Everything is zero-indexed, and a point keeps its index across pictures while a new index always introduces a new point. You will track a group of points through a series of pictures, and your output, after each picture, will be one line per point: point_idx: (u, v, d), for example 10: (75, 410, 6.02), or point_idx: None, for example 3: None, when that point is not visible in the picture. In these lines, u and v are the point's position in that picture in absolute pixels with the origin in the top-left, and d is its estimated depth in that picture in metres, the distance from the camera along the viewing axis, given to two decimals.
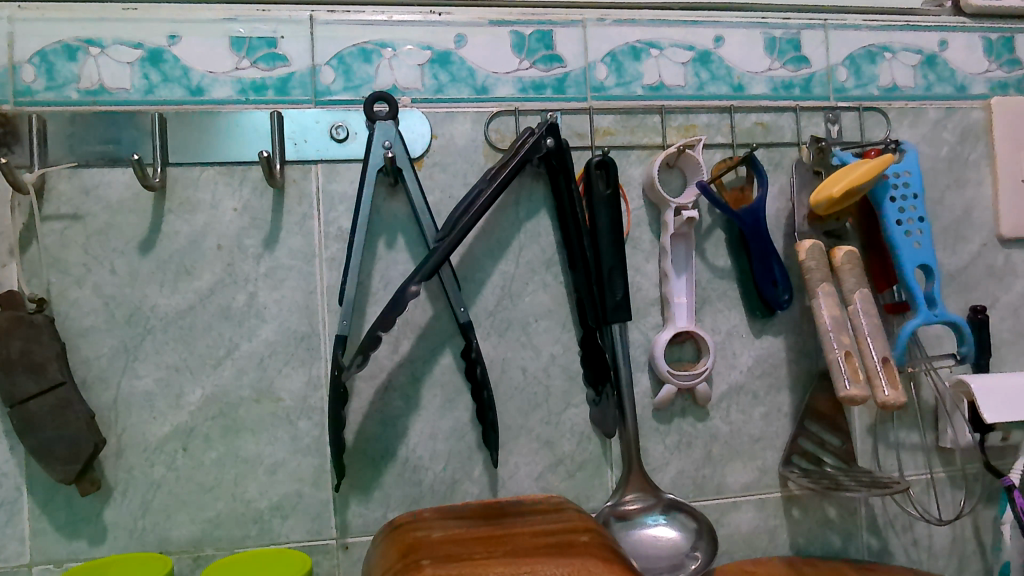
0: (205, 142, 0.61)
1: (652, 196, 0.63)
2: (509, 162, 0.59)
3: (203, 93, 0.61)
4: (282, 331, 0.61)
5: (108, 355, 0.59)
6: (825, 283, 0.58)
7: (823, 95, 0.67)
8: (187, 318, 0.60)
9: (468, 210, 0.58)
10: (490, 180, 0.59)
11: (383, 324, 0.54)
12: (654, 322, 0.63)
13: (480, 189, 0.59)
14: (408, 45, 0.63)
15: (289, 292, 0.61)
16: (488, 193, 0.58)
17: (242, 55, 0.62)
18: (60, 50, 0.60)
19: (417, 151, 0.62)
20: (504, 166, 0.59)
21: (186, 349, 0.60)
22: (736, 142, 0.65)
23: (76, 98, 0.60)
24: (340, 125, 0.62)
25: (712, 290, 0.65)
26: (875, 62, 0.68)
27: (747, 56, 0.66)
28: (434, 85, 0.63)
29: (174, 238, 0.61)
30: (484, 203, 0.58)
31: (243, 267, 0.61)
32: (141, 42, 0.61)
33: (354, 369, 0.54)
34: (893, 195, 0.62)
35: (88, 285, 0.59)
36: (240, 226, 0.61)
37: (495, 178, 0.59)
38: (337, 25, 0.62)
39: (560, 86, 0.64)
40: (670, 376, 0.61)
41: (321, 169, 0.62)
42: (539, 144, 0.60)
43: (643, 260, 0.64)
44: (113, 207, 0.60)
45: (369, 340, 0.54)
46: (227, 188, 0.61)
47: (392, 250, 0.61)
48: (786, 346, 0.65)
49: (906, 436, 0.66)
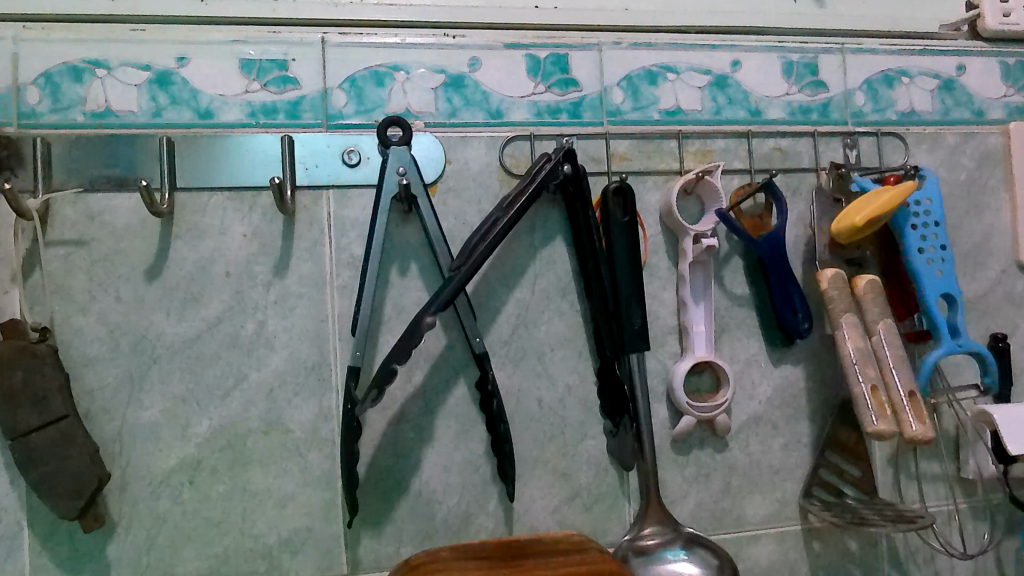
0: (214, 167, 0.59)
1: (670, 223, 0.62)
2: (524, 189, 0.58)
3: (213, 117, 0.60)
4: (292, 361, 0.59)
5: (112, 385, 0.58)
6: (847, 313, 0.57)
7: (841, 120, 0.66)
8: (194, 347, 0.59)
9: (484, 238, 0.56)
10: (504, 207, 0.58)
11: (399, 356, 0.53)
12: (672, 352, 0.62)
13: (496, 217, 0.57)
14: (421, 68, 0.62)
15: (300, 319, 0.60)
16: (505, 220, 0.57)
17: (252, 77, 0.60)
18: (66, 71, 0.59)
19: (430, 176, 0.60)
20: (521, 193, 0.58)
21: (193, 379, 0.58)
22: (754, 167, 0.64)
23: (82, 121, 0.59)
24: (352, 150, 0.61)
25: (730, 318, 0.63)
26: (892, 87, 0.67)
27: (764, 80, 0.65)
28: (448, 109, 0.61)
29: (181, 264, 0.59)
30: (501, 231, 0.56)
31: (252, 295, 0.59)
32: (149, 64, 0.60)
33: (369, 403, 0.53)
34: (914, 222, 0.61)
35: (93, 312, 0.58)
36: (249, 252, 0.60)
37: (510, 206, 0.57)
38: (350, 48, 0.61)
39: (576, 111, 0.63)
40: (689, 407, 0.60)
41: (332, 195, 0.60)
42: (556, 171, 0.59)
43: (661, 288, 0.62)
44: (119, 232, 0.59)
45: (386, 373, 0.53)
46: (236, 214, 0.60)
47: (405, 278, 0.60)
48: (806, 375, 0.64)
49: (927, 466, 0.65)
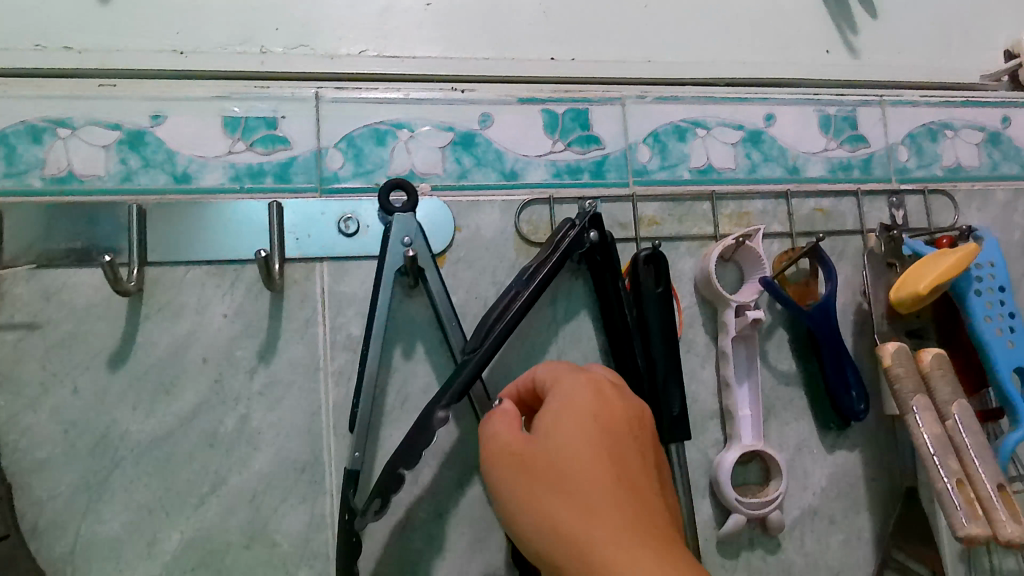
0: (192, 238, 0.52)
1: (708, 292, 0.55)
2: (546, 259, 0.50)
3: (191, 181, 0.53)
4: (279, 460, 0.51)
5: (67, 494, 0.49)
6: (918, 395, 0.50)
7: (885, 177, 0.61)
8: (165, 446, 0.50)
9: (500, 319, 0.48)
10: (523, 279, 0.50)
11: (406, 458, 0.45)
12: (714, 439, 0.55)
13: (513, 292, 0.49)
14: (427, 125, 0.55)
15: (289, 411, 0.52)
16: (525, 296, 0.49)
17: (237, 136, 0.54)
18: (24, 131, 0.52)
19: (438, 246, 0.53)
20: (542, 263, 0.50)
21: (163, 484, 0.50)
22: (795, 231, 0.58)
23: (40, 187, 0.51)
24: (350, 217, 0.54)
25: (776, 398, 0.56)
26: (936, 141, 0.62)
27: (800, 135, 0.60)
28: (457, 171, 0.55)
29: (151, 350, 0.51)
30: (521, 309, 0.49)
31: (233, 384, 0.51)
32: (119, 122, 0.53)
33: (372, 515, 0.45)
34: (978, 288, 0.54)
35: (45, 408, 0.49)
36: (231, 334, 0.52)
37: (530, 279, 0.50)
38: (347, 103, 0.55)
39: (599, 170, 0.57)
40: (738, 504, 0.52)
41: (327, 268, 0.53)
42: (581, 238, 0.52)
43: (699, 366, 0.55)
44: (79, 313, 0.51)
45: (393, 478, 0.45)
46: (216, 290, 0.52)
47: (411, 360, 0.53)
48: (862, 461, 0.57)
49: (1004, 561, 0.58)
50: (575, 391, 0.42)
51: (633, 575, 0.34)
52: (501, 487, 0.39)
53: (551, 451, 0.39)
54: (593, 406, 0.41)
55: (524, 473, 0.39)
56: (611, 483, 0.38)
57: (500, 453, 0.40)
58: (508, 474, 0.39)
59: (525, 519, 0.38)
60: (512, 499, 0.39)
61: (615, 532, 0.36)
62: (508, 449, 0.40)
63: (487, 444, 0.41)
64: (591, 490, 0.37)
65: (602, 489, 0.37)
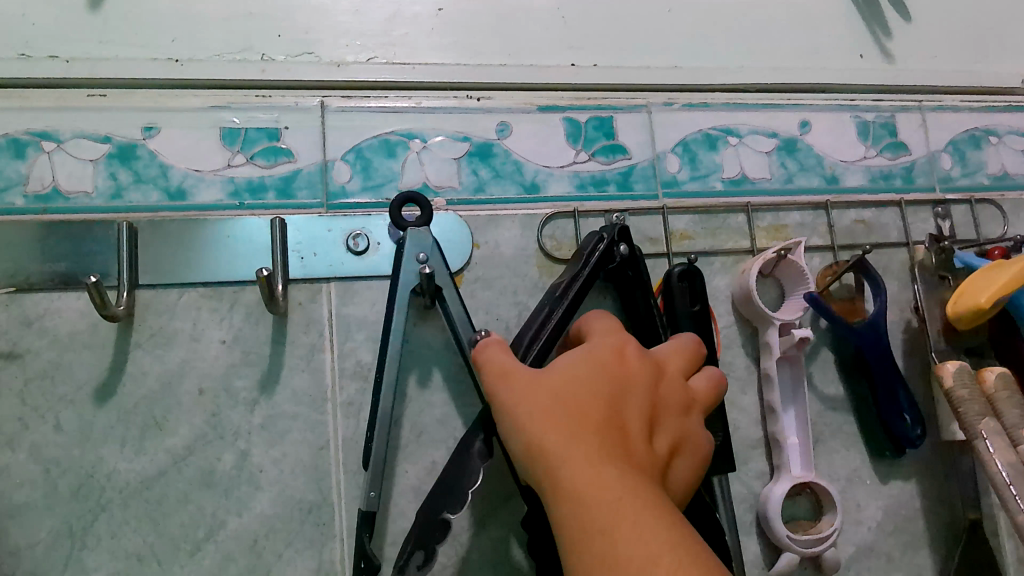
0: (187, 258, 0.48)
1: (746, 312, 0.51)
2: (576, 275, 0.46)
3: (186, 197, 0.49)
4: (283, 501, 0.46)
5: (46, 543, 0.44)
6: (985, 418, 0.45)
7: (928, 186, 0.57)
8: (156, 487, 0.45)
9: (533, 341, 0.43)
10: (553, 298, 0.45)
11: (445, 501, 0.40)
12: (759, 471, 0.50)
13: (544, 312, 0.44)
14: (440, 135, 0.52)
15: (293, 448, 0.47)
16: (557, 316, 0.44)
17: (236, 149, 0.50)
18: (5, 145, 0.48)
19: (455, 263, 0.49)
20: (572, 280, 0.46)
21: (153, 531, 0.45)
22: (837, 244, 0.54)
23: (22, 204, 0.47)
24: (359, 234, 0.49)
25: (824, 425, 0.52)
26: (980, 148, 0.58)
27: (837, 143, 0.56)
28: (473, 183, 0.51)
29: (141, 381, 0.46)
30: (554, 331, 0.44)
31: (232, 418, 0.47)
32: (109, 135, 0.49)
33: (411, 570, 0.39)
34: None
35: (23, 447, 0.45)
36: (229, 363, 0.47)
37: (562, 297, 0.45)
38: (355, 113, 0.51)
39: (625, 182, 0.53)
40: (791, 541, 0.47)
41: (334, 289, 0.49)
42: (610, 252, 0.47)
43: (739, 391, 0.51)
44: (62, 341, 0.46)
45: (435, 524, 0.40)
46: (213, 315, 0.48)
47: (426, 389, 0.48)
48: (920, 493, 0.52)
49: None
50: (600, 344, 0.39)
51: (603, 504, 0.31)
52: (492, 399, 0.37)
53: (557, 381, 0.36)
54: (614, 353, 0.38)
55: (522, 390, 0.36)
56: (602, 420, 0.35)
57: (496, 377, 0.38)
58: (504, 386, 0.37)
59: (508, 424, 0.36)
60: (498, 408, 0.37)
61: (591, 461, 0.33)
62: (509, 370, 0.38)
63: (483, 370, 0.39)
64: (587, 425, 0.34)
65: (590, 421, 0.35)
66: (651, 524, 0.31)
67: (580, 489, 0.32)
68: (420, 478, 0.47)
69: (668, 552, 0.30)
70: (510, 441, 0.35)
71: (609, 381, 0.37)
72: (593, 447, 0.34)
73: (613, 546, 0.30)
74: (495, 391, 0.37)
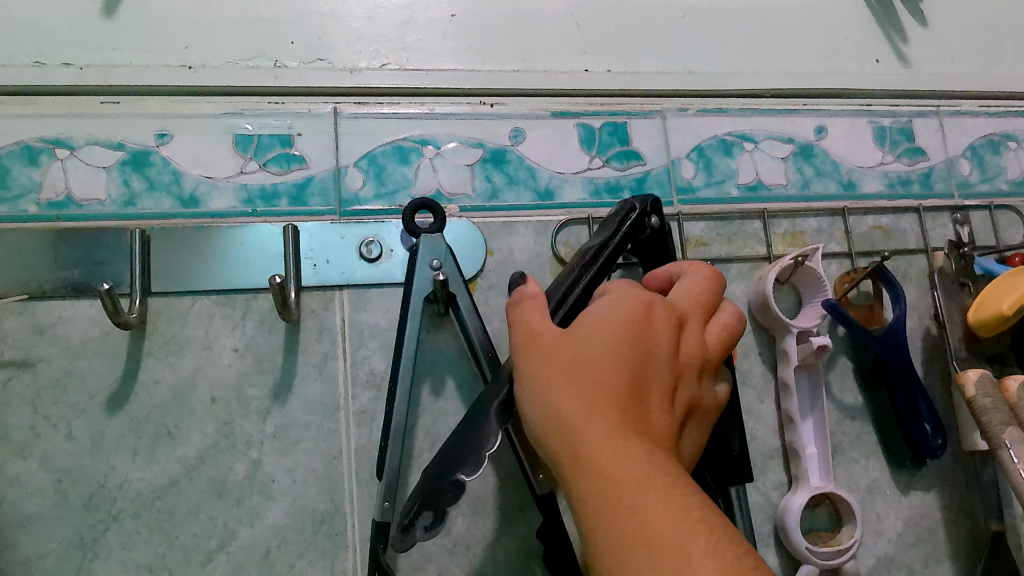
0: (199, 266, 0.47)
1: (763, 319, 0.50)
2: (607, 242, 0.43)
3: (199, 204, 0.48)
4: (295, 511, 0.46)
5: (57, 553, 0.43)
6: (1010, 427, 0.44)
7: (946, 191, 0.56)
8: (167, 497, 0.45)
9: (560, 304, 0.39)
10: (582, 263, 0.41)
11: (464, 461, 0.35)
12: (777, 481, 0.49)
13: (572, 275, 0.41)
14: (453, 141, 0.51)
15: (305, 457, 0.46)
16: (585, 281, 0.41)
17: (249, 155, 0.49)
18: (18, 152, 0.48)
19: (469, 270, 0.48)
20: (602, 247, 0.42)
21: (165, 541, 0.44)
22: (855, 250, 0.53)
23: (35, 212, 0.47)
24: (372, 240, 0.49)
25: (843, 434, 0.51)
26: (999, 153, 0.58)
27: (854, 148, 0.56)
28: (487, 189, 0.51)
29: (154, 389, 0.46)
30: (583, 296, 0.40)
31: (244, 427, 0.46)
32: (122, 142, 0.49)
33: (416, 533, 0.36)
34: None
35: (34, 456, 0.44)
36: (241, 372, 0.47)
37: (591, 263, 0.41)
38: (368, 119, 0.51)
39: (640, 188, 0.52)
40: (810, 553, 0.46)
41: (346, 296, 0.49)
42: (642, 224, 0.44)
43: (757, 400, 0.50)
44: (74, 350, 0.46)
45: (446, 485, 0.35)
46: (225, 323, 0.47)
47: (440, 398, 0.48)
48: (941, 504, 0.51)
49: None
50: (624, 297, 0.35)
51: (630, 482, 0.29)
52: (514, 363, 0.34)
53: (578, 341, 0.33)
54: (642, 306, 0.34)
55: (542, 353, 0.33)
56: (628, 386, 0.31)
57: (521, 338, 0.34)
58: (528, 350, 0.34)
59: (524, 391, 0.33)
60: (520, 371, 0.33)
61: (616, 433, 0.30)
62: (533, 333, 0.34)
63: (513, 331, 0.35)
64: (611, 392, 0.31)
65: (614, 390, 0.31)
66: (680, 506, 0.28)
67: (605, 467, 0.29)
68: None
69: (702, 534, 0.27)
70: (527, 409, 0.32)
71: (636, 341, 0.33)
72: (615, 418, 0.30)
73: (640, 529, 0.27)
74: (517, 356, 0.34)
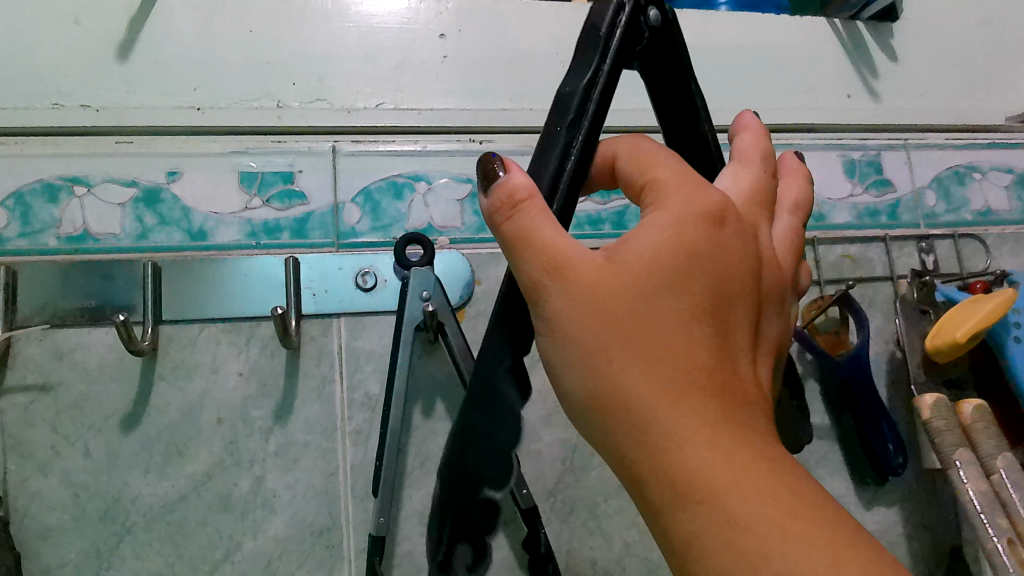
0: (207, 296, 0.51)
1: None
2: (596, 71, 0.30)
3: (207, 237, 0.52)
4: (295, 524, 0.49)
5: (75, 562, 0.47)
6: (960, 448, 0.48)
7: (912, 222, 0.59)
8: (177, 511, 0.49)
9: (551, 187, 0.29)
10: (572, 115, 0.30)
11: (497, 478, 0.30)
12: None
13: (564, 141, 0.29)
14: (444, 177, 0.55)
15: (305, 473, 0.50)
16: (577, 140, 0.29)
17: (253, 192, 0.53)
18: (40, 190, 0.51)
19: (457, 298, 0.52)
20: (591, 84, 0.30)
21: (175, 552, 0.48)
22: (823, 278, 0.56)
23: (56, 245, 0.51)
24: (367, 271, 0.53)
25: (811, 453, 0.54)
26: (965, 184, 0.61)
27: (824, 181, 0.59)
28: (476, 223, 0.54)
29: (165, 411, 0.50)
30: (581, 167, 0.30)
31: (248, 445, 0.50)
32: (136, 180, 0.52)
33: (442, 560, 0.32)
34: (1016, 333, 0.52)
35: (54, 473, 0.48)
36: (245, 394, 0.50)
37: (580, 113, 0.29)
38: (365, 157, 0.55)
39: (620, 221, 0.56)
40: None
41: (344, 324, 0.52)
42: (638, 25, 0.31)
43: None
44: (92, 374, 0.49)
45: (476, 506, 0.31)
46: (231, 348, 0.51)
47: (430, 419, 0.51)
48: (903, 519, 0.54)
49: None
50: (688, 208, 0.27)
51: (736, 483, 0.24)
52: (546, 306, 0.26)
53: (635, 293, 0.26)
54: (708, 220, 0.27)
55: (587, 301, 0.26)
56: (710, 356, 0.26)
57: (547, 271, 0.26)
58: (572, 287, 0.26)
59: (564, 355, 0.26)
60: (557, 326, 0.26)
61: (710, 426, 0.25)
62: (568, 261, 0.26)
63: (522, 247, 0.27)
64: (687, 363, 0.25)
65: (696, 357, 0.25)
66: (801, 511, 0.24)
67: (703, 472, 0.24)
68: (424, 503, 0.50)
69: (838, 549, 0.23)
70: (564, 367, 0.27)
71: (709, 279, 0.26)
72: (707, 403, 0.25)
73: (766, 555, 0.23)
74: (545, 291, 0.26)
